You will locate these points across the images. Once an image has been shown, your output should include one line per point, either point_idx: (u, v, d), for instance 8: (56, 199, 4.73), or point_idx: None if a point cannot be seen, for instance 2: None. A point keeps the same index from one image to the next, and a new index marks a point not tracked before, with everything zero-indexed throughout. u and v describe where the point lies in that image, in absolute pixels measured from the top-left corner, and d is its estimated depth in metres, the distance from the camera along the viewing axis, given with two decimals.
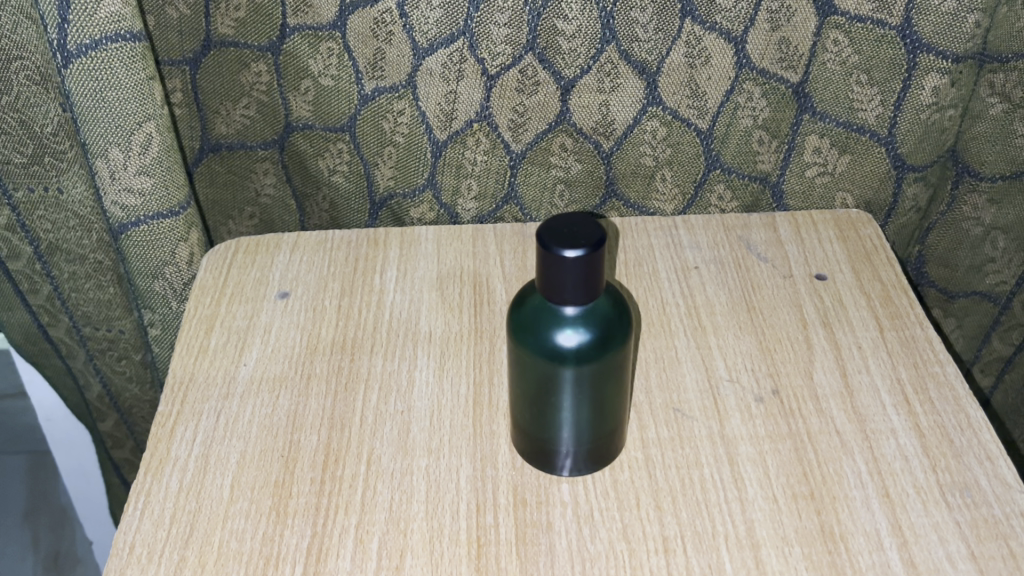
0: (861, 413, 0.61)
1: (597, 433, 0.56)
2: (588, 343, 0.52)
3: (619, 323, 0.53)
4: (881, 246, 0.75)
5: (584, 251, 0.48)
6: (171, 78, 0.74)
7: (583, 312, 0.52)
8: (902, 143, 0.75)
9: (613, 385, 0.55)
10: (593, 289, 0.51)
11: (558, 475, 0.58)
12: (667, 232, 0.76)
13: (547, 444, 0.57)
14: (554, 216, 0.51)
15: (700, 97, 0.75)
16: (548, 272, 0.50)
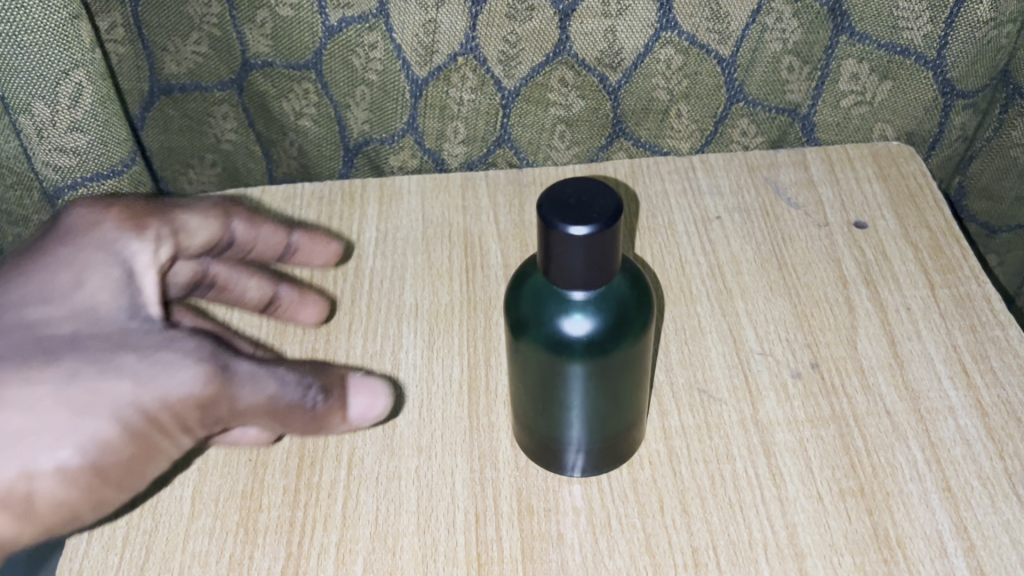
0: (913, 389, 0.53)
1: (614, 429, 0.48)
2: (600, 332, 0.43)
3: (638, 307, 0.44)
4: (927, 184, 0.66)
5: (594, 229, 0.39)
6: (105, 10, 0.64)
7: (593, 295, 0.43)
8: (952, 67, 0.65)
9: (631, 376, 0.46)
10: (607, 270, 0.42)
11: (568, 475, 0.51)
12: (682, 176, 0.67)
13: (555, 443, 0.49)
14: (555, 181, 0.42)
15: (721, 20, 0.63)
16: (549, 251, 0.41)
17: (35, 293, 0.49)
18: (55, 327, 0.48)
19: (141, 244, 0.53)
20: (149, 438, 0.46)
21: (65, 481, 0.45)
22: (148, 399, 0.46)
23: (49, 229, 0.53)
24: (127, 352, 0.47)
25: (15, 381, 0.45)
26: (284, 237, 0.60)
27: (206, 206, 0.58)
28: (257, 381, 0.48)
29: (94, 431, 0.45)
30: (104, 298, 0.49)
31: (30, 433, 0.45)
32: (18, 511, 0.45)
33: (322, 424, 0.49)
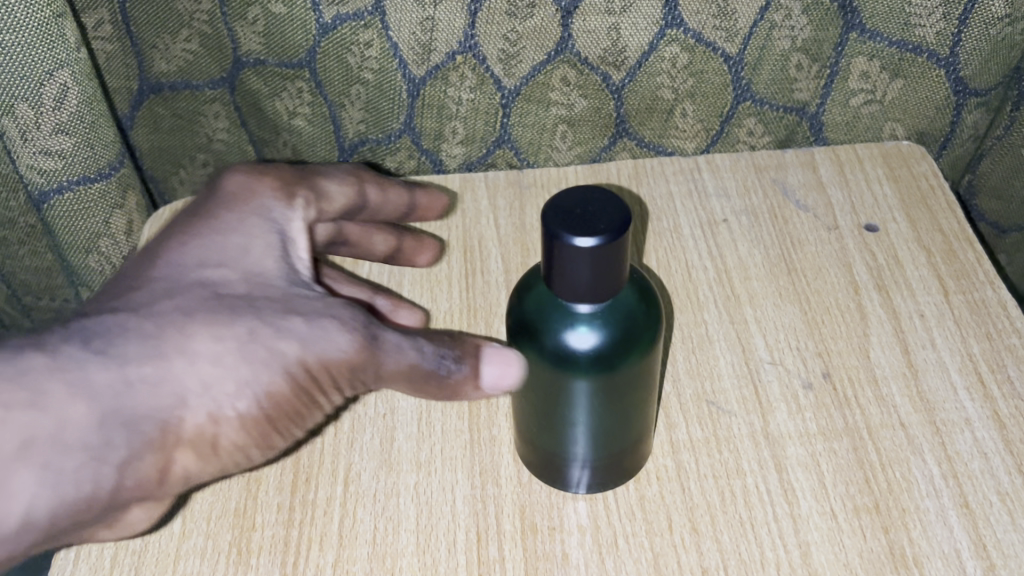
0: (928, 400, 0.52)
1: (620, 446, 0.47)
2: (606, 347, 0.41)
3: (647, 320, 0.42)
4: (938, 185, 0.64)
5: (602, 241, 0.37)
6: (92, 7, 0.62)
7: (600, 308, 0.41)
8: (965, 65, 0.63)
9: (638, 391, 0.44)
10: (614, 282, 0.40)
11: (571, 492, 0.49)
12: (687, 177, 0.65)
13: (558, 459, 0.47)
14: (561, 190, 0.40)
15: (728, 17, 0.61)
16: (553, 262, 0.39)
17: (210, 258, 0.47)
18: (230, 288, 0.46)
19: (291, 210, 0.52)
20: (311, 389, 0.45)
21: (241, 424, 0.43)
22: (314, 357, 0.44)
23: (209, 196, 0.52)
24: (294, 313, 0.45)
25: (201, 328, 0.43)
26: (407, 197, 0.59)
27: (343, 172, 0.57)
28: (402, 349, 0.45)
29: (268, 380, 0.43)
30: (271, 265, 0.48)
31: (218, 381, 0.42)
32: (204, 451, 0.43)
33: (457, 391, 0.47)
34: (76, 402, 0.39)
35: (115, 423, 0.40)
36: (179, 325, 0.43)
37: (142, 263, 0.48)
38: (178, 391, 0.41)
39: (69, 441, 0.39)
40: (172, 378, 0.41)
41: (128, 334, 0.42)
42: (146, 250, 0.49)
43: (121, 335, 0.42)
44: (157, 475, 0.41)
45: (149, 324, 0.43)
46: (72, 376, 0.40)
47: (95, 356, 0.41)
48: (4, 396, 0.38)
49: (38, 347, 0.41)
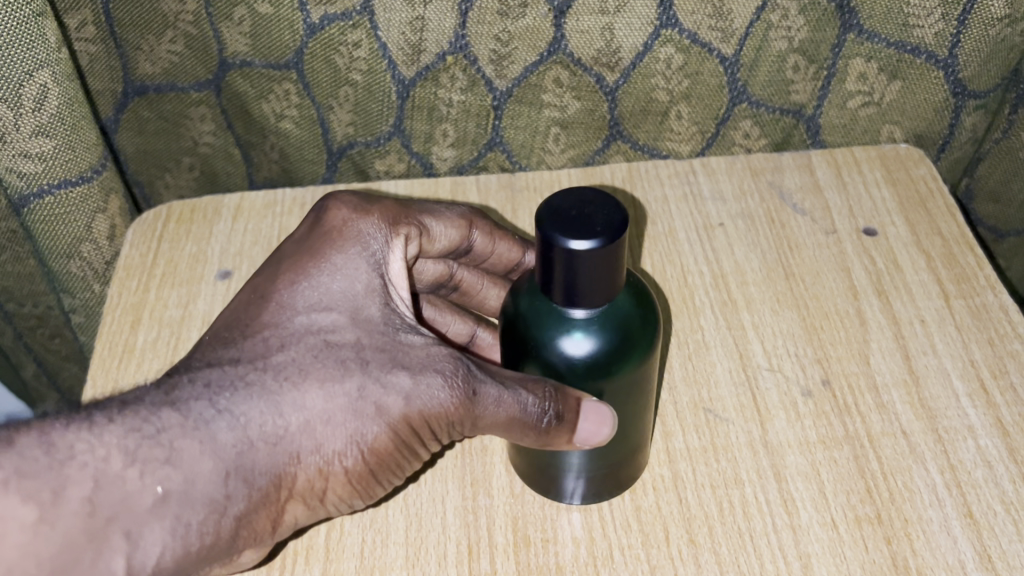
0: (930, 408, 0.51)
1: (613, 459, 0.45)
2: (600, 355, 0.40)
3: (642, 324, 0.41)
4: (937, 189, 0.63)
5: (599, 245, 0.36)
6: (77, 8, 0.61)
7: (596, 313, 0.40)
8: (964, 66, 0.62)
9: (634, 399, 0.43)
10: (611, 288, 0.39)
11: (566, 502, 0.48)
12: (683, 180, 0.64)
13: (552, 469, 0.46)
14: (560, 191, 0.38)
15: (724, 17, 0.60)
16: (547, 266, 0.38)
17: (317, 301, 0.43)
18: (340, 338, 0.42)
19: (394, 250, 0.47)
20: (411, 441, 0.42)
21: (349, 478, 0.42)
22: (415, 415, 0.41)
23: (311, 227, 0.47)
24: (399, 367, 0.42)
25: (314, 382, 0.40)
26: (520, 253, 0.55)
27: (450, 211, 0.52)
28: (501, 402, 0.41)
29: (374, 438, 0.41)
30: (379, 312, 0.44)
31: (330, 440, 0.40)
32: (314, 501, 0.41)
33: (550, 440, 0.42)
34: (206, 459, 0.37)
35: (241, 479, 0.37)
36: (296, 380, 0.40)
37: (247, 305, 0.43)
38: (293, 450, 0.39)
39: (196, 498, 0.36)
40: (291, 436, 0.39)
41: (250, 390, 0.39)
42: (250, 285, 0.44)
43: (240, 390, 0.39)
44: (271, 524, 0.40)
45: (270, 378, 0.40)
46: (206, 435, 0.37)
47: (221, 412, 0.38)
48: (142, 452, 0.35)
49: (164, 402, 0.37)
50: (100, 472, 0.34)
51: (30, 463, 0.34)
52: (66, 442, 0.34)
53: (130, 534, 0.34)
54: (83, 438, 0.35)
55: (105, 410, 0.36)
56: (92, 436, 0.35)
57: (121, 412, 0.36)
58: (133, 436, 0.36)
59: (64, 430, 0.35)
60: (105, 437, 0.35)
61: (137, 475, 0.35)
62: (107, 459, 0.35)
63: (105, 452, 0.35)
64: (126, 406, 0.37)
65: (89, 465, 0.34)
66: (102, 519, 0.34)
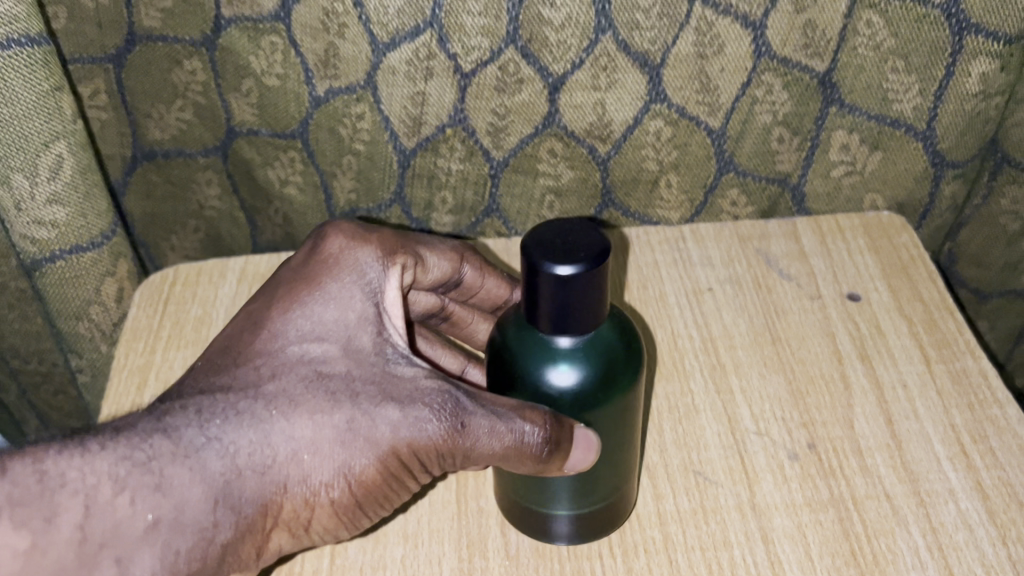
0: (913, 471, 0.52)
1: (602, 496, 0.48)
2: (584, 388, 0.42)
3: (626, 355, 0.43)
4: (919, 256, 0.65)
5: (583, 270, 0.38)
6: (90, 78, 0.64)
7: (581, 341, 0.42)
8: (942, 138, 0.65)
9: (618, 437, 0.45)
10: (595, 314, 0.41)
11: (557, 541, 0.50)
12: (673, 246, 0.66)
13: (541, 509, 0.48)
14: (542, 222, 0.41)
15: (710, 92, 0.63)
16: (533, 293, 0.40)
17: (309, 329, 0.45)
18: (331, 368, 0.44)
19: (390, 278, 0.49)
20: (400, 473, 0.44)
21: (335, 508, 0.43)
22: (404, 446, 0.43)
23: (309, 253, 0.49)
24: (390, 400, 0.43)
25: (305, 413, 0.42)
26: (507, 291, 0.57)
27: (444, 245, 0.54)
28: (494, 433, 0.42)
29: (361, 469, 0.42)
30: (370, 341, 0.46)
31: (317, 472, 0.41)
32: (298, 530, 0.43)
33: (543, 468, 0.44)
34: (195, 488, 0.38)
35: (228, 507, 0.39)
36: (285, 410, 0.42)
37: (241, 329, 0.45)
38: (281, 480, 0.41)
39: (185, 526, 0.38)
40: (278, 466, 0.41)
41: (240, 419, 0.41)
42: (243, 312, 0.46)
43: (230, 417, 0.41)
44: (256, 551, 0.42)
45: (259, 406, 0.41)
46: (196, 462, 0.39)
47: (210, 440, 0.40)
48: (132, 479, 0.37)
49: (155, 428, 0.39)
50: (90, 499, 0.36)
51: (23, 491, 0.35)
52: (58, 470, 0.36)
53: (120, 561, 0.36)
54: (74, 467, 0.36)
55: (99, 437, 0.38)
56: (84, 463, 0.37)
57: (115, 439, 0.38)
58: (123, 464, 0.37)
59: (57, 457, 0.36)
60: (95, 465, 0.37)
61: (128, 502, 0.37)
62: (96, 487, 0.36)
63: (95, 480, 0.37)
64: (120, 432, 0.39)
65: (80, 492, 0.36)
66: (94, 545, 0.35)
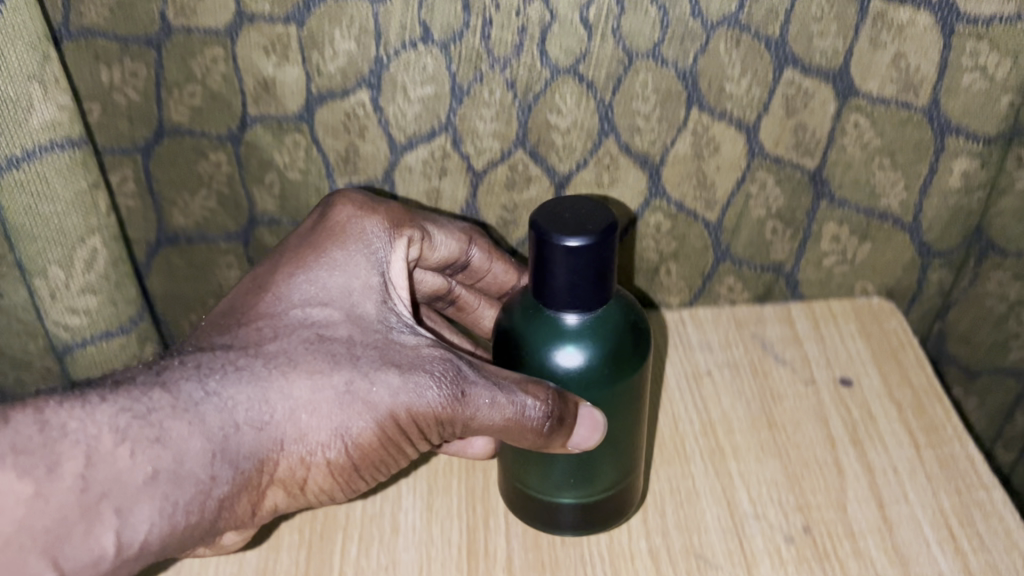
0: (903, 555, 0.55)
1: (606, 488, 0.54)
2: (591, 368, 0.50)
3: (633, 339, 0.50)
4: (908, 342, 0.68)
5: (589, 242, 0.46)
6: (119, 167, 0.68)
7: (585, 318, 0.49)
8: (928, 230, 0.68)
9: (619, 425, 0.52)
10: (598, 290, 0.48)
11: (562, 528, 0.56)
12: (674, 330, 0.70)
13: (552, 500, 0.54)
14: (554, 201, 0.48)
15: (707, 188, 0.66)
16: (545, 268, 0.47)
17: (312, 295, 0.52)
18: (332, 333, 0.50)
19: (395, 251, 0.55)
20: (397, 438, 0.50)
21: (331, 470, 0.49)
22: (402, 411, 0.49)
23: (318, 221, 0.55)
24: (389, 366, 0.49)
25: (306, 373, 0.48)
26: (513, 277, 0.64)
27: (453, 225, 0.61)
28: (494, 405, 0.49)
29: (360, 433, 0.49)
30: (372, 310, 0.52)
31: (314, 431, 0.48)
32: (295, 489, 0.49)
33: (546, 444, 0.51)
34: (193, 440, 0.45)
35: (226, 461, 0.46)
36: (285, 369, 0.48)
37: (251, 291, 0.52)
38: (277, 437, 0.47)
39: (183, 478, 0.44)
40: (275, 424, 0.47)
41: (240, 374, 0.47)
42: (251, 277, 0.53)
43: (233, 377, 0.47)
44: (251, 507, 0.49)
45: (259, 365, 0.48)
46: (193, 416, 0.45)
47: (209, 394, 0.46)
48: (132, 431, 0.44)
49: (156, 383, 0.46)
50: (91, 448, 0.42)
51: (27, 440, 0.42)
52: (59, 420, 0.43)
53: (120, 511, 0.43)
54: (76, 417, 0.43)
55: (99, 391, 0.45)
56: (84, 414, 0.43)
57: (115, 391, 0.45)
58: (124, 416, 0.44)
59: (57, 407, 0.43)
60: (96, 416, 0.43)
61: (128, 453, 0.43)
62: (98, 437, 0.43)
63: (97, 430, 0.43)
64: (120, 387, 0.45)
65: (80, 443, 0.42)
66: (95, 496, 0.42)
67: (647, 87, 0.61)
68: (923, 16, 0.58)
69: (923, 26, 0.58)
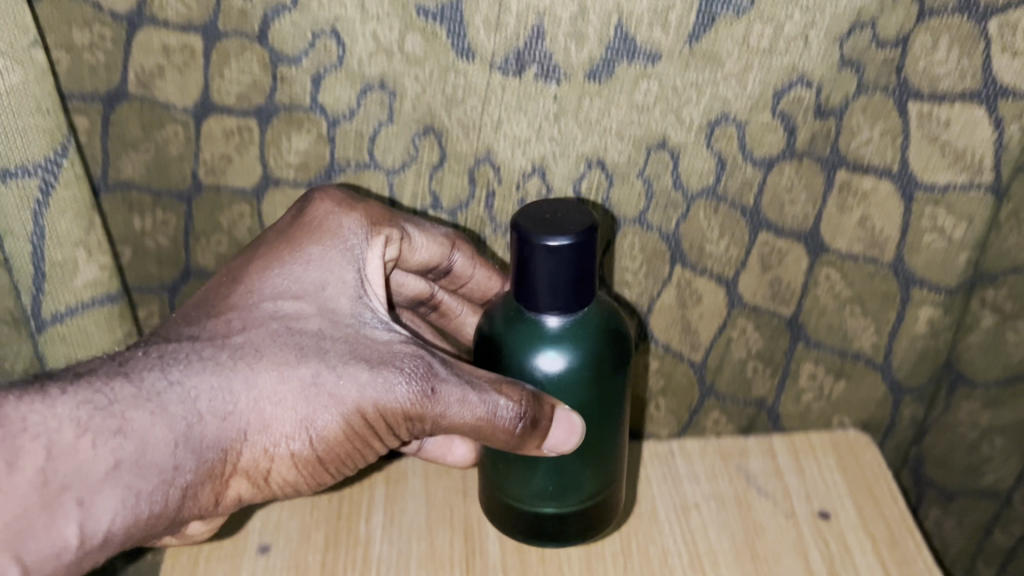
0: None
1: (581, 494, 0.60)
2: (567, 372, 0.55)
3: (613, 350, 0.55)
4: (882, 475, 0.73)
5: (570, 242, 0.51)
6: (146, 304, 0.75)
7: (565, 321, 0.54)
8: (898, 369, 0.72)
9: (594, 431, 0.58)
10: (576, 292, 0.53)
11: (541, 529, 0.61)
12: (663, 462, 0.74)
13: (532, 502, 0.60)
14: (536, 205, 0.53)
15: (692, 333, 0.72)
16: (527, 265, 0.52)
17: (285, 289, 0.54)
18: (301, 325, 0.53)
19: (373, 248, 0.58)
20: (363, 432, 0.53)
21: (295, 460, 0.52)
22: (368, 406, 0.52)
23: (296, 215, 0.58)
24: (358, 361, 0.52)
25: (273, 366, 0.51)
26: (491, 283, 0.65)
27: (436, 230, 0.62)
28: (464, 403, 0.53)
29: (325, 425, 0.51)
30: (344, 305, 0.55)
31: (278, 423, 0.51)
32: (258, 479, 0.52)
33: (521, 442, 0.55)
34: (156, 429, 0.47)
35: (189, 452, 0.48)
36: (251, 360, 0.50)
37: (223, 281, 0.55)
38: (241, 426, 0.50)
39: (145, 468, 0.46)
40: (238, 413, 0.50)
41: (204, 364, 0.49)
42: (226, 270, 0.55)
43: (196, 367, 0.49)
44: (216, 494, 0.51)
45: (224, 355, 0.50)
46: (156, 406, 0.47)
47: (172, 384, 0.48)
48: (93, 423, 0.45)
49: (119, 372, 0.48)
50: (52, 442, 0.44)
51: None
52: (19, 415, 0.44)
53: (82, 501, 0.44)
54: (36, 411, 0.44)
55: (59, 383, 0.46)
56: (45, 407, 0.45)
57: (74, 385, 0.46)
58: (86, 408, 0.45)
59: (17, 403, 0.44)
60: (56, 410, 0.45)
61: (89, 445, 0.45)
62: (59, 431, 0.44)
63: (58, 424, 0.44)
64: (81, 378, 0.47)
65: (41, 436, 0.44)
66: (56, 488, 0.44)
67: (634, 251, 0.68)
68: (885, 185, 0.64)
69: (884, 192, 0.64)
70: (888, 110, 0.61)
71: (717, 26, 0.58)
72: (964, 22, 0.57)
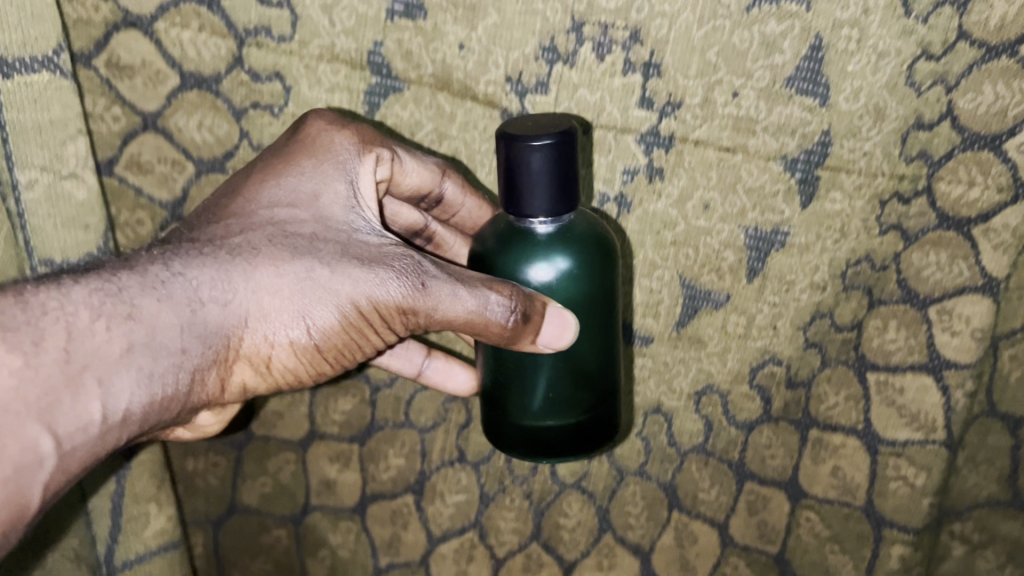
0: None
1: (578, 404, 0.59)
2: (559, 275, 0.56)
3: (600, 251, 0.57)
4: None
5: (552, 140, 0.53)
6: (194, 534, 0.88)
7: (554, 228, 0.56)
8: None
9: (584, 336, 0.59)
10: (561, 191, 0.55)
11: (540, 456, 0.59)
12: None
13: (532, 428, 0.59)
14: (518, 119, 0.56)
15: (690, 570, 0.80)
16: (514, 170, 0.54)
17: (281, 198, 0.58)
18: (296, 230, 0.56)
19: (364, 164, 0.61)
20: (359, 324, 0.56)
21: (294, 349, 0.56)
22: (362, 299, 0.55)
23: (293, 135, 0.62)
24: (351, 259, 0.55)
25: (271, 267, 0.54)
26: (481, 212, 0.69)
27: (428, 160, 0.66)
28: (455, 298, 0.55)
29: (322, 316, 0.55)
30: (338, 215, 0.58)
31: (276, 312, 0.55)
32: (261, 366, 0.57)
33: (514, 339, 0.55)
34: (163, 313, 0.52)
35: (194, 336, 0.53)
36: (248, 257, 0.54)
37: (225, 194, 0.58)
38: (241, 314, 0.54)
39: (155, 351, 0.52)
40: (238, 302, 0.54)
41: (205, 260, 0.54)
42: (226, 185, 0.59)
43: (197, 261, 0.53)
44: (223, 376, 0.56)
45: (224, 254, 0.54)
46: (162, 294, 0.52)
47: (175, 274, 0.53)
48: (107, 307, 0.50)
49: (127, 267, 0.52)
50: (71, 324, 0.49)
51: (11, 318, 0.48)
52: (38, 301, 0.49)
53: (100, 381, 0.50)
54: (54, 297, 0.49)
55: (72, 276, 0.51)
56: (61, 295, 0.49)
57: (85, 276, 0.51)
58: (97, 294, 0.50)
59: (34, 292, 0.49)
60: (71, 296, 0.50)
61: (104, 328, 0.50)
62: (76, 314, 0.49)
63: (74, 309, 0.49)
64: (91, 272, 0.52)
65: (61, 319, 0.49)
66: (77, 367, 0.49)
67: (637, 502, 0.79)
68: (853, 440, 0.72)
69: (853, 446, 0.72)
70: (850, 380, 0.71)
71: (699, 315, 0.72)
72: (909, 308, 0.67)
